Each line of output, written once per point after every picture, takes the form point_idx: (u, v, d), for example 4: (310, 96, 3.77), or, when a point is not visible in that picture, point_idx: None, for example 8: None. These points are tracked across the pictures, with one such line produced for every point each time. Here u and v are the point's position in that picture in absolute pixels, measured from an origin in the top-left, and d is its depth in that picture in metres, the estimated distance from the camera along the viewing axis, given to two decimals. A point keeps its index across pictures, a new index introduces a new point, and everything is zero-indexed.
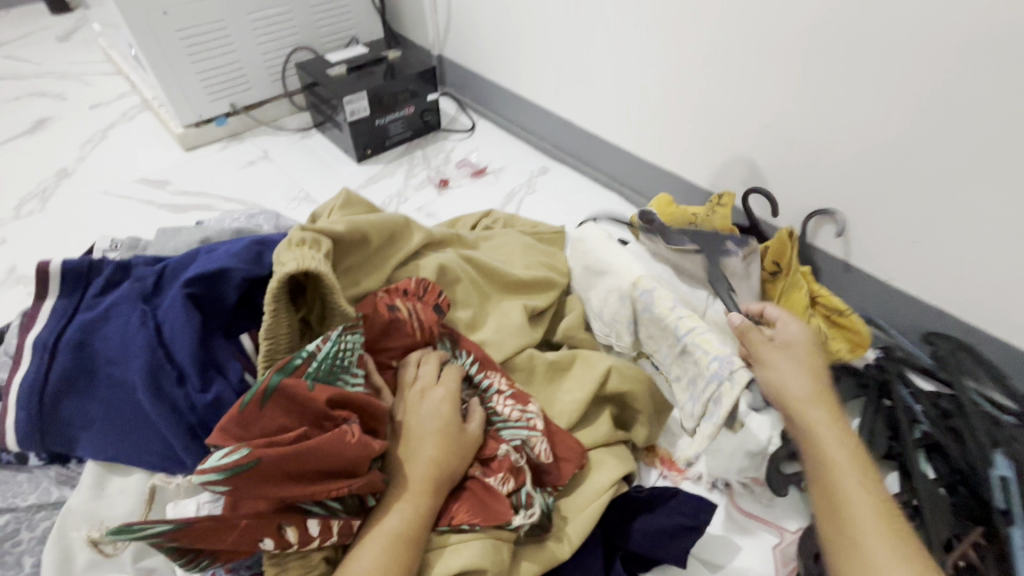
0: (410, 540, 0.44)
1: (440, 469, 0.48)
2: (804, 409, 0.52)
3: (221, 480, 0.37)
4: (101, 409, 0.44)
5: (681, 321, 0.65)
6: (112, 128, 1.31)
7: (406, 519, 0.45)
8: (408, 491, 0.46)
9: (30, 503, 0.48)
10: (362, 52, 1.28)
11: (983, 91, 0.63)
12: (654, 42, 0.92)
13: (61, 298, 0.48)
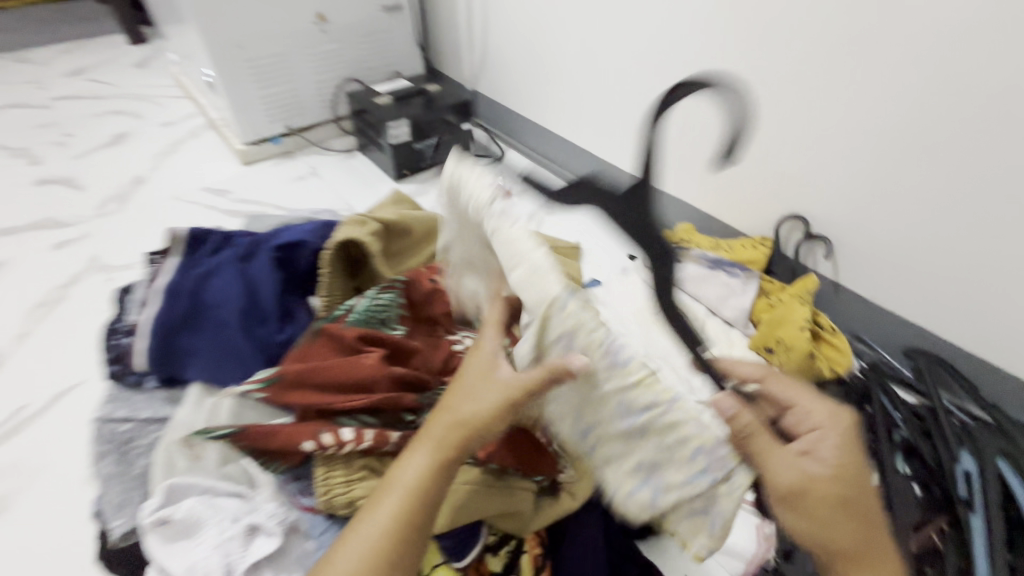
0: (427, 493, 0.40)
1: (466, 421, 0.42)
2: (853, 565, 0.42)
3: (256, 389, 0.47)
4: (206, 343, 0.52)
5: (633, 386, 0.39)
6: (182, 144, 1.48)
7: (423, 470, 0.41)
8: (431, 440, 0.42)
9: (147, 416, 0.52)
10: (405, 85, 1.43)
11: (947, 131, 0.71)
12: (665, 84, 1.04)
13: (180, 256, 0.57)
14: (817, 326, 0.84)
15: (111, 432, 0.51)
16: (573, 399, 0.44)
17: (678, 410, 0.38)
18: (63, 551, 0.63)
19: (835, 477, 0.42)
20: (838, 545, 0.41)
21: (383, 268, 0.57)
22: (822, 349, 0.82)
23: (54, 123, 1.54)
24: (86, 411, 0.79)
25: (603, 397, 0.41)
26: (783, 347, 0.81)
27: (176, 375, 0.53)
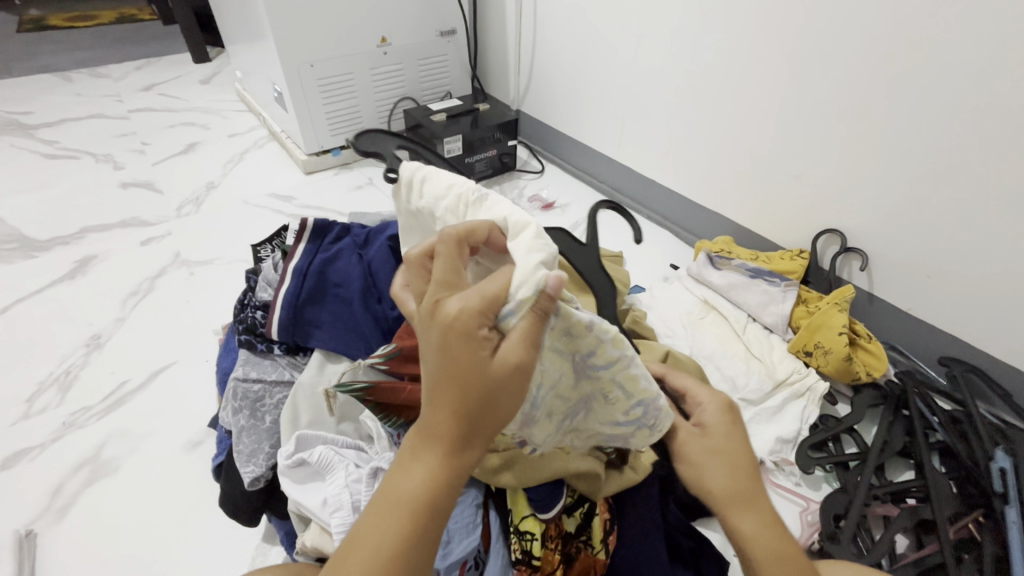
0: (431, 505, 0.40)
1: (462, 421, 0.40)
2: (736, 505, 0.50)
3: (380, 361, 0.53)
4: (330, 316, 0.61)
5: (602, 346, 0.45)
6: (247, 153, 1.60)
7: (426, 484, 0.40)
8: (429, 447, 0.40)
9: (273, 379, 0.59)
10: (456, 104, 1.53)
11: (978, 153, 0.77)
12: (706, 107, 1.12)
13: (308, 242, 0.64)
14: (853, 332, 0.89)
15: (244, 390, 0.57)
16: (547, 370, 0.45)
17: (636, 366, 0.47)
18: (172, 506, 0.71)
19: (709, 435, 0.53)
20: (719, 489, 0.51)
21: None
22: (860, 356, 0.87)
23: (132, 133, 1.67)
24: (182, 386, 0.87)
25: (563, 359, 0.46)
26: (821, 353, 0.87)
27: (301, 342, 0.61)
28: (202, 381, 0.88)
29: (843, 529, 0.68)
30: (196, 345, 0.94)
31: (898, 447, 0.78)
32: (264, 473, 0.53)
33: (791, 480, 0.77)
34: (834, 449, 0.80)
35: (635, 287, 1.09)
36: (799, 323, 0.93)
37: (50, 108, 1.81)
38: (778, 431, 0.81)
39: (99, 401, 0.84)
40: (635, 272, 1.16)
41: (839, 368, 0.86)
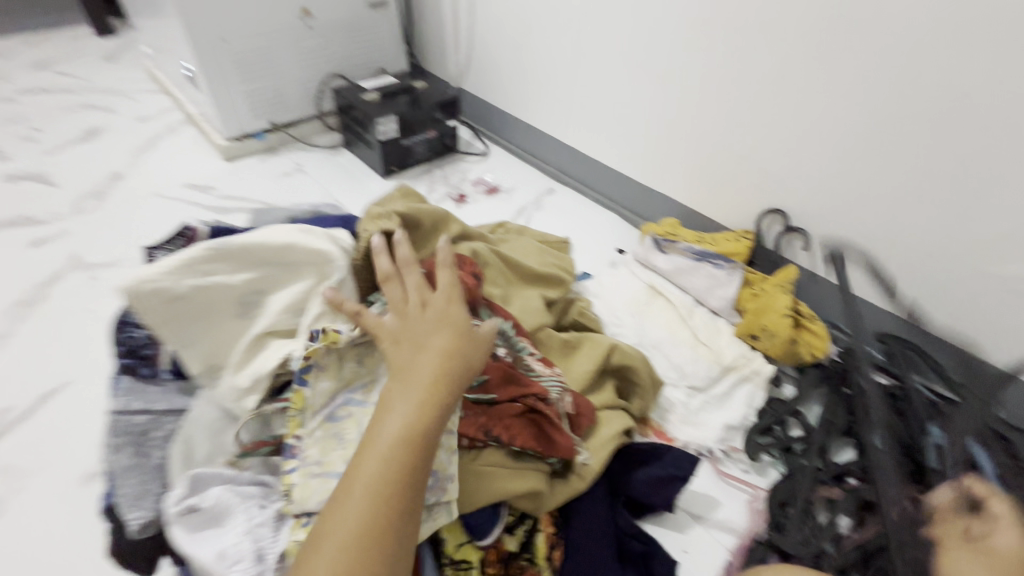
0: (405, 447, 0.44)
1: (445, 371, 0.48)
2: None
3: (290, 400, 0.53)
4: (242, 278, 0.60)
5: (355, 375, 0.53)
6: (159, 139, 1.44)
7: (405, 421, 0.45)
8: (411, 391, 0.46)
9: (162, 408, 0.52)
10: (391, 81, 1.43)
11: (916, 128, 0.77)
12: (649, 80, 1.08)
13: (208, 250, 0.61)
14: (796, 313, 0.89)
15: (125, 423, 0.50)
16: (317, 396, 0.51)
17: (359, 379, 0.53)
18: (60, 555, 0.62)
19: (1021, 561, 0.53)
20: None
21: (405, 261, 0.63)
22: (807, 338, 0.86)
23: (20, 118, 1.47)
24: (77, 412, 0.76)
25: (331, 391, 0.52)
26: (767, 336, 0.86)
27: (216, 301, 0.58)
28: (102, 404, 0.78)
29: (789, 517, 0.68)
30: (95, 362, 0.83)
31: (840, 426, 0.78)
32: (155, 517, 0.46)
33: (739, 467, 0.76)
34: (780, 432, 0.79)
35: (583, 274, 1.05)
36: (746, 305, 0.91)
37: None
38: (727, 418, 0.80)
39: None
40: (582, 258, 1.12)
41: (782, 348, 0.85)
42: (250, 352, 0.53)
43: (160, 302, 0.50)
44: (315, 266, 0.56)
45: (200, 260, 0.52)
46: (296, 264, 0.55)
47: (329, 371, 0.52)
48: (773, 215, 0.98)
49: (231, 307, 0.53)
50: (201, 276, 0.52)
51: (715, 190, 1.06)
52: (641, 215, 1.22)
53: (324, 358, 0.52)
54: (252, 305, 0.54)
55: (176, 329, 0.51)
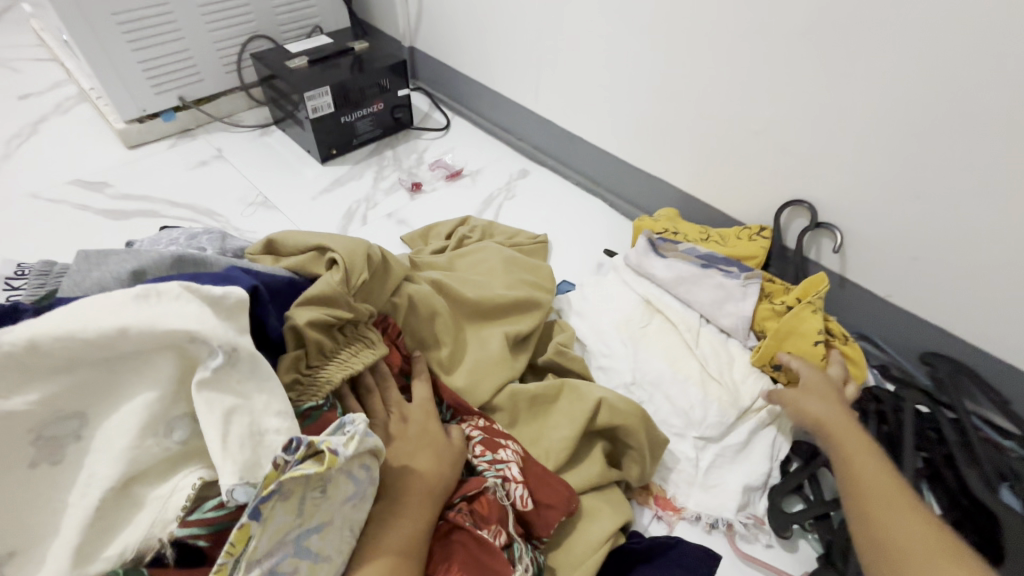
0: (408, 554, 0.42)
1: (435, 481, 0.47)
2: None
3: (202, 536, 0.35)
4: None
5: (330, 507, 0.38)
6: (44, 121, 1.18)
7: (406, 531, 0.43)
8: (405, 503, 0.45)
9: None
10: (325, 42, 1.17)
11: (996, 100, 0.58)
12: (640, 36, 0.86)
13: None
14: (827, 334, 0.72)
15: None
16: (268, 529, 0.34)
17: (327, 509, 0.37)
18: None
19: None
20: None
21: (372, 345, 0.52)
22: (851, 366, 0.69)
23: None
24: None
25: (289, 517, 0.35)
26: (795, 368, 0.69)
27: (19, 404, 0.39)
28: None
29: None
30: None
31: None
32: None
33: (762, 543, 0.61)
34: (810, 492, 0.64)
35: (563, 283, 0.86)
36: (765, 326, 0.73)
37: None
38: (745, 477, 0.63)
39: None
40: (562, 261, 0.92)
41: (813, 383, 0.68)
42: (107, 523, 0.33)
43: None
44: (169, 350, 0.35)
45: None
46: (135, 355, 0.35)
47: (290, 501, 0.35)
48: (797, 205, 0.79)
49: (22, 452, 0.32)
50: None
51: (721, 175, 0.86)
52: (633, 202, 1.02)
53: (292, 484, 0.35)
54: (63, 441, 0.33)
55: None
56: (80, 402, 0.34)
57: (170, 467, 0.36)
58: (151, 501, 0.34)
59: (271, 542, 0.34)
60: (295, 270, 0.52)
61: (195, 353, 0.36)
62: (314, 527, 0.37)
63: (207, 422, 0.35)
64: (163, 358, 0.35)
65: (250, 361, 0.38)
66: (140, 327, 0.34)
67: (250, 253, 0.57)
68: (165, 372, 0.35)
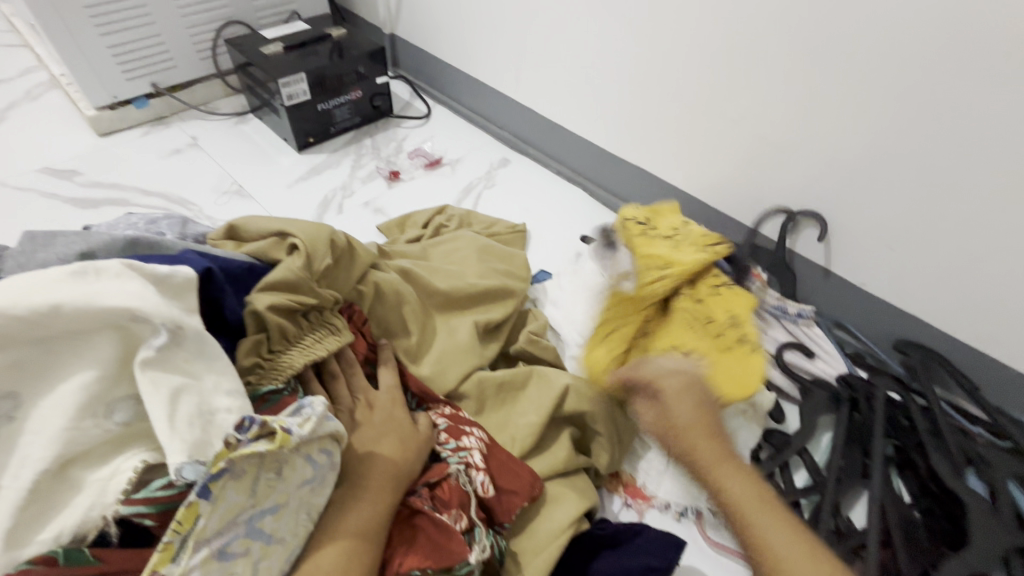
0: (367, 536, 0.41)
1: (400, 466, 0.46)
2: None
3: (148, 515, 0.33)
4: None
5: (284, 490, 0.36)
6: (14, 108, 1.15)
7: (365, 516, 0.41)
8: (366, 487, 0.43)
9: None
10: (302, 28, 1.15)
11: (966, 87, 0.58)
12: (618, 22, 0.85)
13: None
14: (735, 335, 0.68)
15: None
16: (217, 507, 0.32)
17: (281, 491, 0.36)
18: None
19: None
20: None
21: (337, 333, 0.51)
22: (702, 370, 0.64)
23: None
24: None
25: (240, 496, 0.34)
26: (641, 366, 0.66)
27: None
28: None
29: None
30: None
31: (856, 469, 0.63)
32: None
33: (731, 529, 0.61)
34: (782, 480, 0.64)
35: (539, 273, 0.86)
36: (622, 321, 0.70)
37: None
38: None
39: None
40: (539, 250, 0.92)
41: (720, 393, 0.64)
42: (40, 506, 0.31)
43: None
44: (109, 328, 0.33)
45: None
46: (72, 333, 0.33)
47: (243, 481, 0.34)
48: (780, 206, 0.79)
49: None
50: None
51: (699, 164, 0.86)
52: (612, 192, 1.01)
53: (244, 463, 0.33)
54: None
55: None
56: (12, 382, 0.32)
57: (111, 451, 0.34)
58: (89, 483, 0.32)
59: (219, 522, 0.33)
60: (256, 256, 0.51)
61: (139, 329, 0.34)
62: (268, 509, 0.35)
63: (150, 402, 0.33)
64: (103, 335, 0.33)
65: (197, 340, 0.37)
66: (78, 301, 0.32)
67: (210, 238, 0.55)
68: (106, 350, 0.33)
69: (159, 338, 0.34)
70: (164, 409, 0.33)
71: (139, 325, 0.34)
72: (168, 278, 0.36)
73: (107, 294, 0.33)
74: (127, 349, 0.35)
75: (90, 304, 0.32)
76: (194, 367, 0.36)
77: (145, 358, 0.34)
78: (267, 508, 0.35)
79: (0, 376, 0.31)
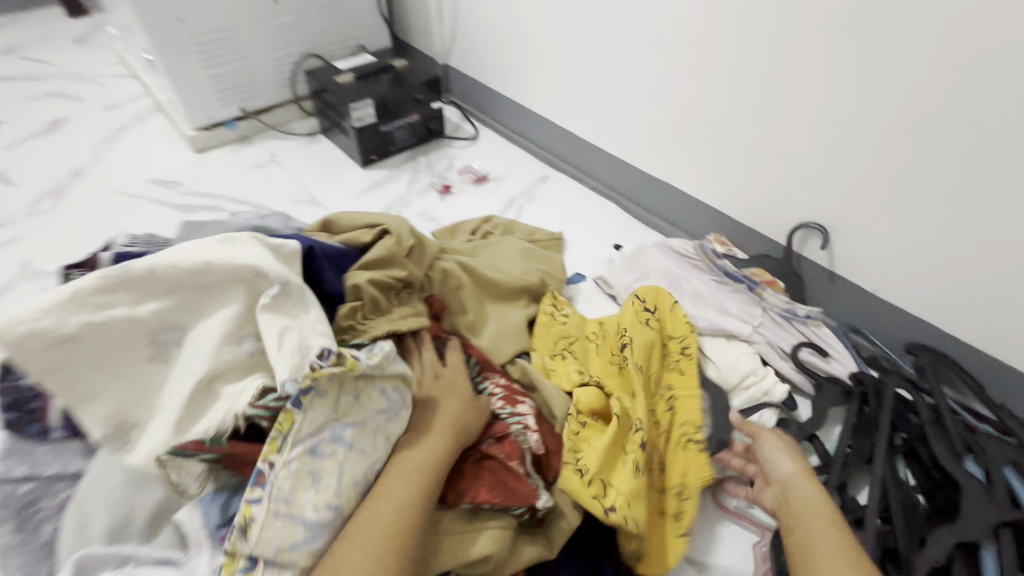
0: (433, 467, 0.48)
1: (460, 418, 0.54)
2: None
3: (263, 417, 0.44)
4: None
5: (360, 411, 0.47)
6: (126, 129, 1.35)
7: (428, 451, 0.49)
8: (432, 432, 0.51)
9: (50, 474, 0.43)
10: (369, 60, 1.31)
11: (963, 111, 0.66)
12: (650, 54, 0.95)
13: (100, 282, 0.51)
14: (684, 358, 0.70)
15: (7, 495, 0.42)
16: (309, 414, 0.44)
17: (359, 412, 0.47)
18: None
19: None
20: None
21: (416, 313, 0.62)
22: (620, 511, 0.52)
23: None
24: None
25: (326, 410, 0.45)
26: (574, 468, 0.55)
27: None
28: None
29: None
30: None
31: (862, 455, 0.69)
32: None
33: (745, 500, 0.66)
34: None
35: (575, 276, 0.95)
36: (586, 419, 0.61)
37: None
38: None
39: None
40: (576, 256, 1.02)
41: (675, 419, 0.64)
42: (195, 406, 0.43)
43: (40, 348, 0.40)
44: (241, 281, 0.46)
45: (94, 290, 0.41)
46: (219, 285, 0.46)
47: (327, 398, 0.45)
48: (799, 222, 0.86)
49: (142, 349, 0.43)
50: (94, 311, 0.41)
51: (724, 180, 0.95)
52: (643, 207, 1.11)
53: (326, 383, 0.45)
54: (168, 345, 0.44)
55: (68, 378, 0.41)
56: (182, 316, 0.45)
57: (243, 372, 0.45)
58: (224, 395, 0.44)
59: (313, 427, 0.44)
60: (348, 243, 0.63)
61: (259, 281, 0.46)
62: (349, 424, 0.46)
63: (266, 332, 0.45)
64: (236, 287, 0.46)
65: (300, 294, 0.48)
66: (221, 260, 0.45)
67: (307, 230, 0.67)
68: (238, 298, 0.46)
69: (273, 290, 0.46)
70: (276, 339, 0.45)
71: (259, 277, 0.46)
72: (279, 244, 0.50)
73: (236, 256, 0.46)
74: (251, 300, 0.47)
75: (225, 262, 0.45)
76: (296, 312, 0.48)
77: (264, 300, 0.46)
78: (349, 424, 0.46)
79: (174, 312, 0.45)
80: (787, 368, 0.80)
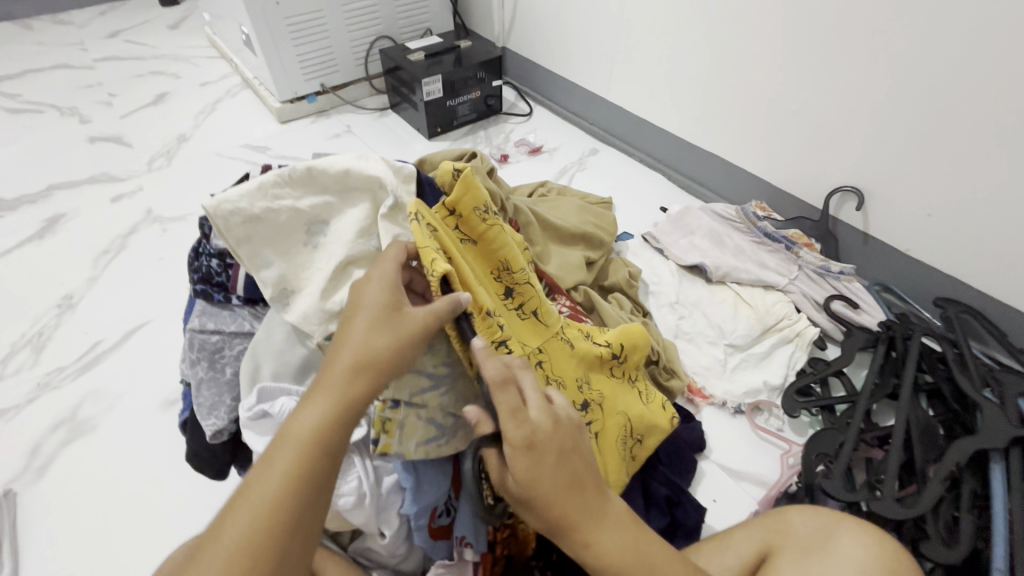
0: (323, 431, 0.41)
1: (362, 360, 0.44)
2: None
3: None
4: None
5: None
6: (220, 102, 1.52)
7: (322, 412, 0.42)
8: (324, 386, 0.43)
9: (232, 330, 0.57)
10: (436, 41, 1.43)
11: (988, 80, 0.71)
12: (698, 33, 1.03)
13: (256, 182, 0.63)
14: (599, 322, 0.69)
15: (201, 342, 0.56)
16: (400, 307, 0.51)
17: None
18: (145, 468, 0.71)
19: None
20: None
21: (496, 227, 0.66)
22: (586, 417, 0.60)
23: (98, 85, 1.59)
24: (156, 348, 0.85)
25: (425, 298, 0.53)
26: (595, 401, 0.62)
27: None
28: (172, 343, 0.86)
29: (826, 471, 0.67)
30: (171, 304, 0.92)
31: (887, 388, 0.75)
32: (226, 426, 0.54)
33: (773, 424, 0.77)
34: (821, 392, 0.78)
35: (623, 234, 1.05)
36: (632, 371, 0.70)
37: (12, 60, 1.73)
38: (764, 377, 0.80)
39: (74, 361, 0.84)
40: (625, 219, 1.11)
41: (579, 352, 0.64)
42: (333, 284, 0.55)
43: (237, 221, 0.53)
44: (371, 190, 0.56)
45: (272, 184, 0.54)
46: (355, 192, 0.56)
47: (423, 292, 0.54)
48: (836, 187, 0.93)
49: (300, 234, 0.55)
50: (272, 200, 0.54)
51: (764, 150, 1.02)
52: (688, 177, 1.19)
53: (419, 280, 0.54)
54: (316, 235, 0.56)
55: (252, 249, 0.54)
56: (330, 214, 0.56)
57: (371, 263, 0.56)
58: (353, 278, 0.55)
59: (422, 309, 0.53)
60: None
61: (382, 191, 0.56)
62: None
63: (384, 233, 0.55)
64: (367, 194, 0.56)
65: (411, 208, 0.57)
66: (359, 170, 0.55)
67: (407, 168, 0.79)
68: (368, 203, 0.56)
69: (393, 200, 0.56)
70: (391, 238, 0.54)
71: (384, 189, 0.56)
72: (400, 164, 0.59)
73: (370, 169, 0.55)
74: (375, 206, 0.56)
75: (363, 172, 0.55)
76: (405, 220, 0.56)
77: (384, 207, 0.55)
78: None
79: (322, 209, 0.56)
80: (821, 317, 0.88)
